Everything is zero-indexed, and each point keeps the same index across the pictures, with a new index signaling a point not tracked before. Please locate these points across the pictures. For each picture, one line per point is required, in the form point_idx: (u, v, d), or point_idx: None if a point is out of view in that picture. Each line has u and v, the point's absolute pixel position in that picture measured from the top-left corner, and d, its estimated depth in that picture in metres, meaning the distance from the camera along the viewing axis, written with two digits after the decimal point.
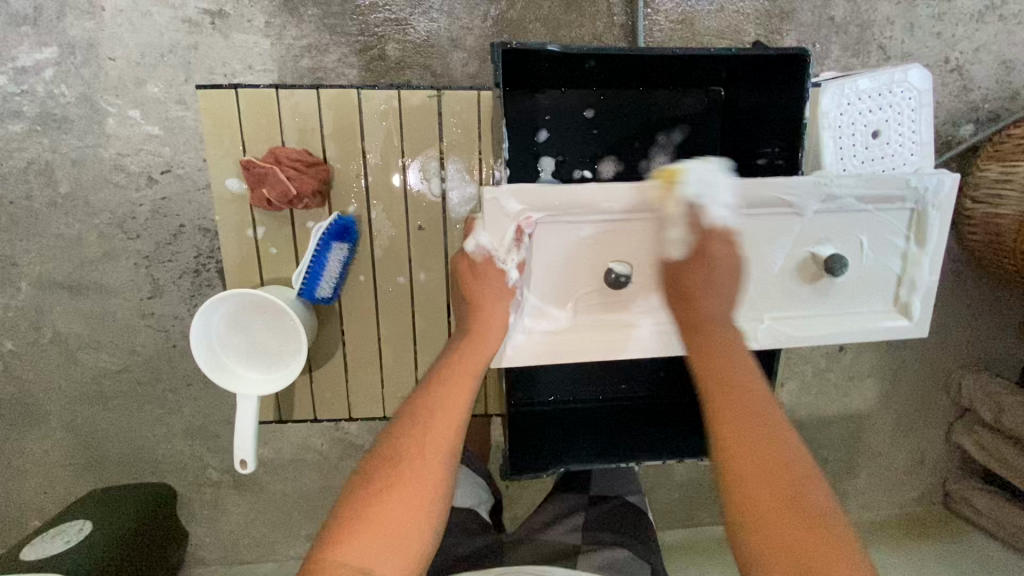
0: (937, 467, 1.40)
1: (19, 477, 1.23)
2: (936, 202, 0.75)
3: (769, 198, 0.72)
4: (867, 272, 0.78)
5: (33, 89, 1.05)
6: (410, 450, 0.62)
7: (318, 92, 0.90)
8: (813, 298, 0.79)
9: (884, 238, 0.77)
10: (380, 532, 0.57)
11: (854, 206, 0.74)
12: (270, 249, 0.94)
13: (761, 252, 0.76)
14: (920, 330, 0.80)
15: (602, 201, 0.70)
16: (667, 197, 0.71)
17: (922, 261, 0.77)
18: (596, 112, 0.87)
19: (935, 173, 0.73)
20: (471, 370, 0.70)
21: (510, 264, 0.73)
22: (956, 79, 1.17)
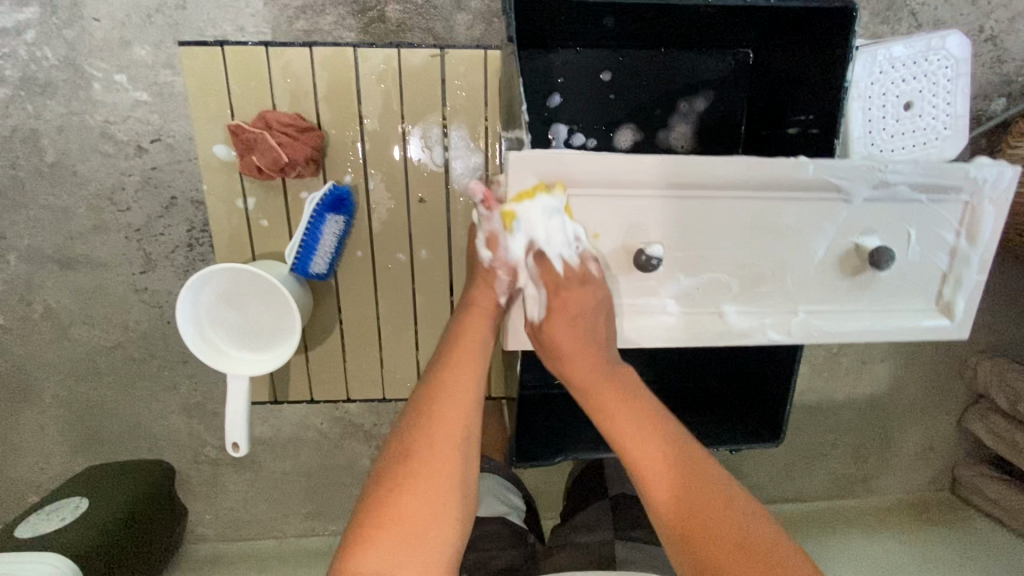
0: (947, 453, 1.38)
1: (15, 452, 1.21)
2: (995, 195, 0.69)
3: (817, 179, 0.66)
4: (913, 269, 0.73)
5: (15, 51, 0.99)
6: (419, 445, 0.59)
7: (312, 51, 0.84)
8: (852, 292, 0.73)
9: (933, 232, 0.71)
10: (398, 541, 0.54)
11: (907, 194, 0.69)
12: (262, 221, 0.90)
13: (804, 238, 0.70)
14: (959, 332, 0.75)
15: (636, 178, 0.64)
16: (707, 176, 0.64)
17: (972, 259, 0.72)
18: (613, 75, 0.82)
19: (994, 164, 0.68)
20: (471, 356, 0.66)
21: (483, 240, 0.70)
22: (990, 50, 1.10)
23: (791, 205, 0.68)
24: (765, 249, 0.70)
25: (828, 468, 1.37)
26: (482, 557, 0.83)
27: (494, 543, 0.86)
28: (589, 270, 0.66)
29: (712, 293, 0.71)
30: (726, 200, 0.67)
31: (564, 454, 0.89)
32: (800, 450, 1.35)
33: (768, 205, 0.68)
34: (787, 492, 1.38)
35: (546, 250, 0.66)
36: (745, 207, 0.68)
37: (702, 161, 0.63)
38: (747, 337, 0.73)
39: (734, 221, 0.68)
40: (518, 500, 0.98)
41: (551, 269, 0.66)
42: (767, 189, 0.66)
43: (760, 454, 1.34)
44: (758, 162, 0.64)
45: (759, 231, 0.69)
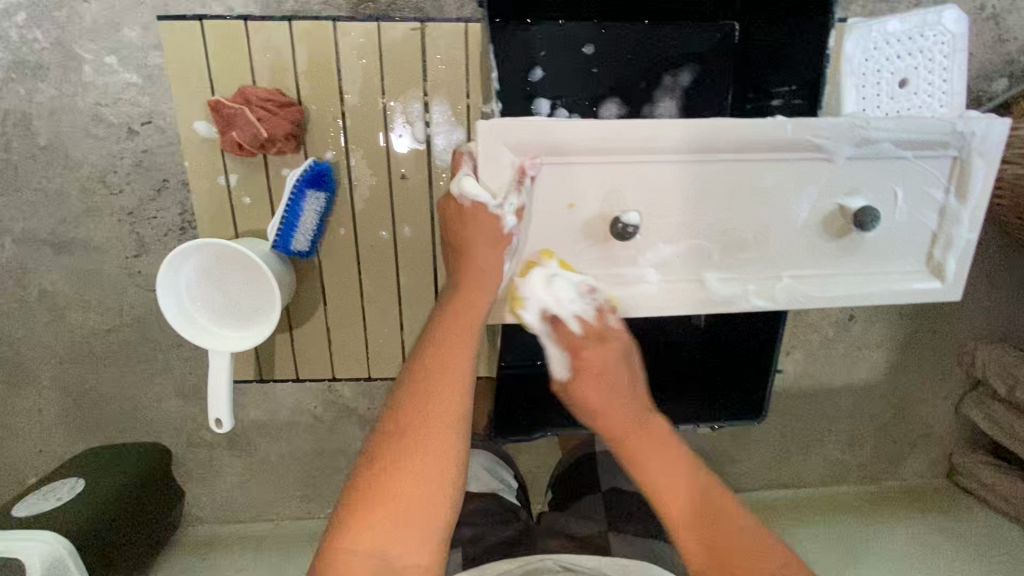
0: (943, 440, 1.37)
1: (14, 434, 1.22)
2: (984, 149, 0.68)
3: (798, 139, 0.66)
4: (901, 229, 0.72)
5: (6, 33, 0.99)
6: (416, 420, 0.59)
7: (291, 25, 0.84)
8: (838, 255, 0.73)
9: (921, 190, 0.71)
10: (394, 512, 0.54)
11: (892, 152, 0.68)
12: (244, 198, 0.90)
13: (786, 200, 0.70)
14: (952, 293, 0.74)
15: (613, 142, 0.64)
16: (693, 135, 0.64)
17: (962, 218, 0.71)
18: (597, 48, 0.81)
19: (981, 118, 0.67)
20: (466, 328, 0.65)
21: (507, 210, 0.65)
22: (992, 29, 1.07)
23: (772, 166, 0.68)
24: (748, 212, 0.70)
25: (823, 454, 1.36)
26: (476, 533, 0.82)
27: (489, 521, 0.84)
28: (607, 323, 0.67)
29: (695, 259, 0.71)
30: (706, 162, 0.67)
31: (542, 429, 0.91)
32: (795, 436, 1.34)
33: (752, 166, 0.68)
34: (782, 478, 1.37)
35: (561, 313, 0.67)
36: (729, 168, 0.68)
37: (680, 123, 0.63)
38: (731, 303, 0.73)
39: (717, 184, 0.68)
40: (510, 477, 0.98)
41: (569, 330, 0.67)
42: (748, 149, 0.66)
43: (754, 440, 1.34)
44: (735, 122, 0.65)
45: (741, 193, 0.69)
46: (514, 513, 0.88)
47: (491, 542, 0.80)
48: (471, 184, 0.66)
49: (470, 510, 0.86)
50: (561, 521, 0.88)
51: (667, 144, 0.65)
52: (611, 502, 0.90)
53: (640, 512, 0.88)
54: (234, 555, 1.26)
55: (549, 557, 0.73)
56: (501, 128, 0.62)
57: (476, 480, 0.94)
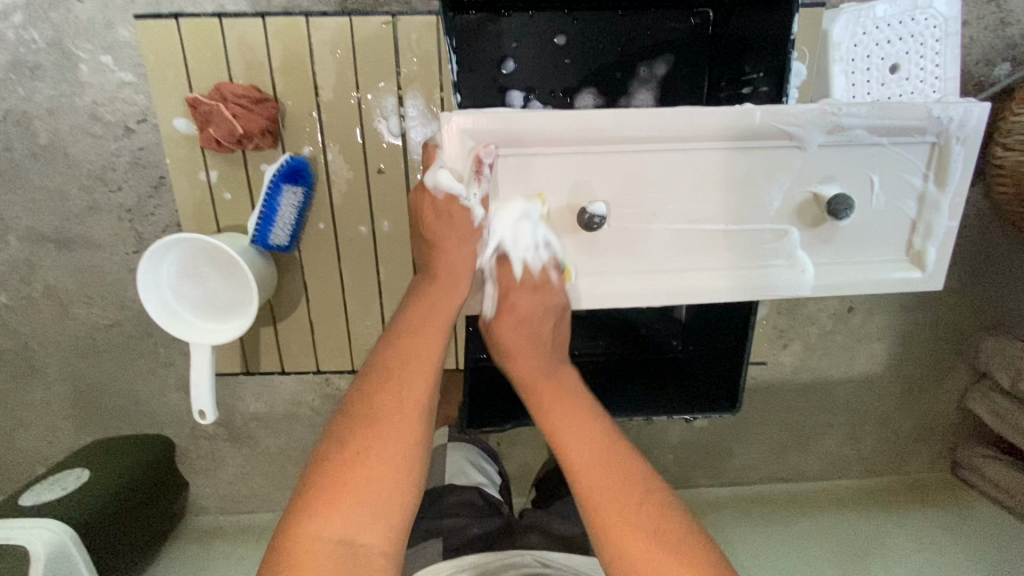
0: (947, 434, 1.34)
1: (24, 426, 1.25)
2: (961, 135, 0.68)
3: (769, 128, 0.66)
4: (878, 217, 0.72)
5: (4, 34, 1.01)
6: (384, 405, 0.59)
7: (265, 21, 0.85)
8: (814, 244, 0.72)
9: (899, 177, 0.70)
10: (357, 497, 0.55)
11: (866, 138, 0.68)
12: (225, 194, 0.92)
13: (758, 190, 0.70)
14: (934, 282, 0.74)
15: (577, 132, 0.64)
16: (665, 123, 0.64)
17: (941, 205, 0.71)
18: (568, 39, 0.80)
19: (961, 102, 0.66)
20: (438, 318, 0.65)
21: (474, 201, 0.66)
22: (993, 12, 1.04)
23: (744, 154, 0.68)
24: (719, 203, 0.70)
25: (823, 447, 1.34)
26: (458, 525, 0.83)
27: (471, 514, 0.85)
28: (549, 278, 0.68)
29: (666, 249, 0.71)
30: (676, 152, 0.67)
31: (513, 420, 0.91)
32: (793, 430, 1.32)
33: (725, 154, 0.68)
34: (781, 472, 1.35)
35: (511, 254, 0.68)
36: (698, 157, 0.68)
37: (685, 111, 0.64)
38: (700, 295, 0.72)
39: (688, 174, 0.68)
40: (494, 473, 0.99)
41: (509, 272, 0.68)
42: (719, 137, 0.66)
43: (752, 434, 1.32)
44: (704, 112, 0.65)
45: (714, 183, 0.69)
46: (497, 508, 0.89)
47: (471, 534, 0.81)
48: (445, 176, 0.65)
49: (452, 502, 0.87)
50: (542, 519, 0.86)
51: (635, 134, 0.65)
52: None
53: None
54: (236, 544, 1.28)
55: (527, 553, 0.75)
56: (461, 121, 0.63)
57: (458, 474, 0.94)
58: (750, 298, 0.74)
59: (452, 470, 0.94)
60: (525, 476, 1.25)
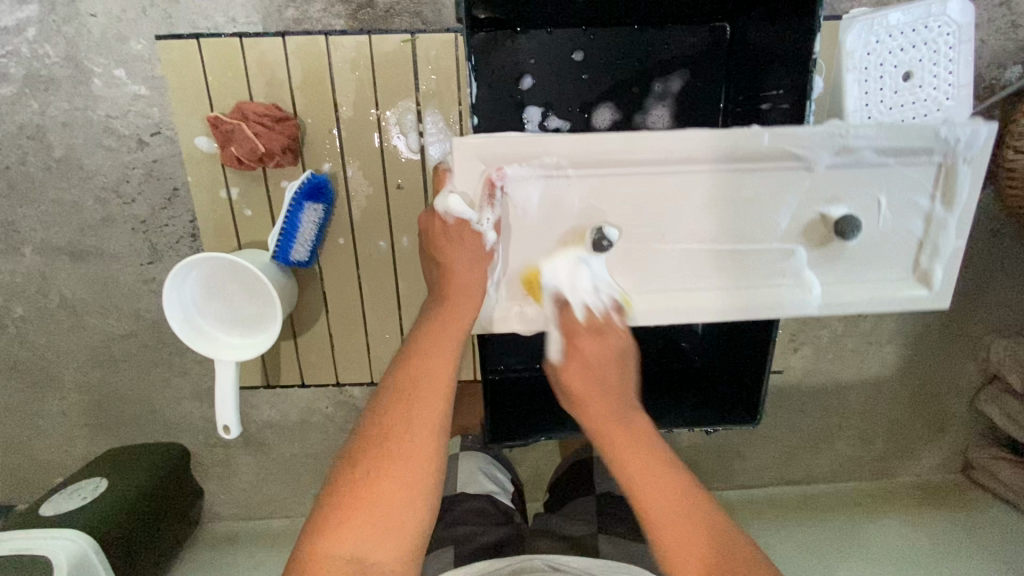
0: (958, 435, 1.34)
1: (41, 435, 1.26)
2: (968, 154, 0.68)
3: (775, 148, 0.66)
4: (885, 237, 0.72)
5: (18, 49, 1.00)
6: (396, 429, 0.59)
7: (285, 39, 0.86)
8: (822, 262, 0.73)
9: (905, 197, 0.71)
10: (369, 519, 0.55)
11: (873, 159, 0.68)
12: (245, 210, 0.93)
13: (765, 211, 0.70)
14: (943, 300, 0.74)
15: (587, 152, 0.65)
16: (675, 146, 0.66)
17: (948, 225, 0.71)
18: (586, 54, 0.82)
19: (968, 122, 0.66)
20: (450, 339, 0.65)
21: (485, 227, 0.68)
22: (1004, 15, 1.04)
23: (751, 175, 0.69)
24: (728, 222, 0.71)
25: (835, 449, 1.34)
26: (471, 533, 0.84)
27: (481, 522, 0.86)
28: (611, 321, 0.68)
29: (674, 267, 0.72)
30: (682, 174, 0.68)
31: (535, 434, 0.92)
32: (805, 433, 1.33)
33: (732, 176, 0.68)
34: (792, 474, 1.36)
35: (573, 298, 0.69)
36: (709, 176, 0.68)
37: (689, 132, 0.65)
38: (708, 314, 0.73)
39: (695, 195, 0.69)
40: (506, 479, 1.00)
41: (573, 315, 0.68)
42: (727, 157, 0.67)
43: (764, 435, 1.33)
44: (712, 133, 0.66)
45: (722, 203, 0.70)
46: (509, 516, 0.89)
47: (482, 542, 0.82)
48: (455, 202, 0.67)
49: (464, 510, 0.88)
50: (554, 521, 0.88)
51: (641, 155, 0.66)
52: (606, 506, 0.90)
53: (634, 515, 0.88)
54: (251, 551, 1.27)
55: (537, 558, 0.75)
56: (472, 146, 0.64)
57: (470, 482, 0.94)
58: (755, 317, 0.75)
59: (464, 478, 0.95)
60: (539, 481, 1.25)
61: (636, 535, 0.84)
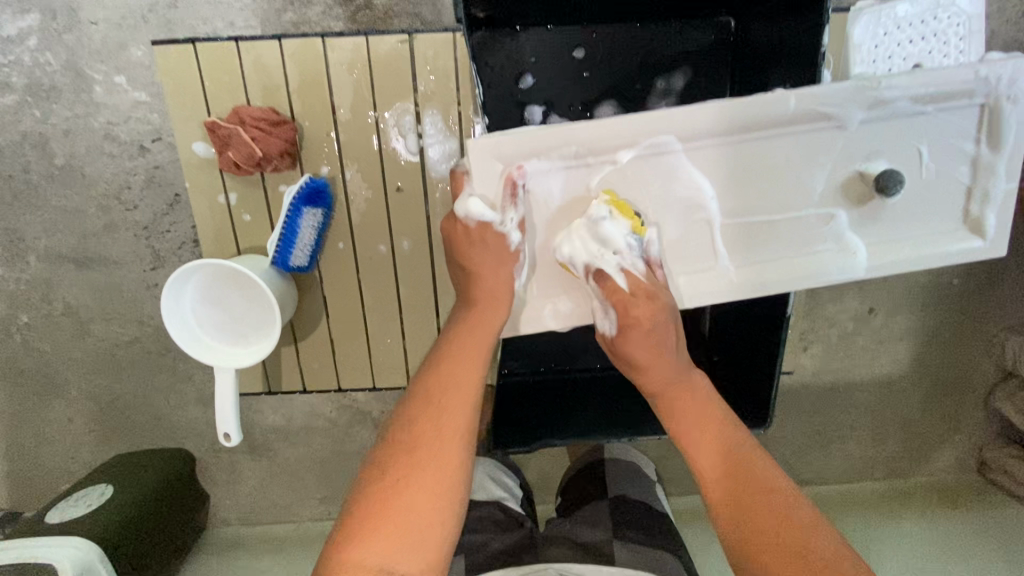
0: (973, 435, 1.31)
1: (48, 443, 1.26)
2: (1011, 92, 0.65)
3: (803, 111, 0.65)
4: (930, 188, 0.70)
5: (20, 58, 1.00)
6: (426, 435, 0.58)
7: (282, 43, 0.85)
8: (864, 224, 0.71)
9: (948, 145, 0.68)
10: (396, 533, 0.54)
11: (910, 109, 0.66)
12: (244, 216, 0.93)
13: (797, 176, 0.69)
14: (998, 247, 0.71)
15: (604, 132, 0.64)
16: (694, 124, 0.65)
17: (997, 167, 0.68)
18: (587, 51, 0.81)
19: (1007, 60, 0.64)
20: (478, 343, 0.64)
21: (509, 226, 0.66)
22: (1016, 4, 1.01)
23: (780, 141, 0.67)
24: (759, 193, 0.69)
25: (846, 448, 1.32)
26: (479, 541, 0.83)
27: (491, 529, 0.85)
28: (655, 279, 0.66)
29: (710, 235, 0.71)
30: (706, 145, 0.67)
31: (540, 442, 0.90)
32: (814, 433, 1.30)
33: (759, 144, 0.67)
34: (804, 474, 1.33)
35: (603, 266, 0.65)
36: (733, 150, 0.67)
37: (709, 104, 0.64)
38: (752, 288, 0.72)
39: (724, 168, 0.68)
40: (515, 487, 0.99)
41: (616, 285, 0.64)
42: (750, 128, 0.66)
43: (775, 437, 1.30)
44: (735, 103, 0.64)
45: (750, 174, 0.69)
46: (519, 522, 0.88)
47: (494, 550, 0.81)
48: (475, 205, 0.65)
49: (474, 517, 0.87)
50: (565, 525, 0.87)
51: (663, 130, 0.65)
52: (618, 510, 0.88)
53: (647, 522, 0.87)
54: (257, 558, 1.26)
55: (550, 568, 0.73)
56: (488, 145, 0.63)
57: (479, 489, 0.94)
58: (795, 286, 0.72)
59: (473, 485, 0.94)
60: (546, 485, 1.24)
61: (650, 541, 0.83)
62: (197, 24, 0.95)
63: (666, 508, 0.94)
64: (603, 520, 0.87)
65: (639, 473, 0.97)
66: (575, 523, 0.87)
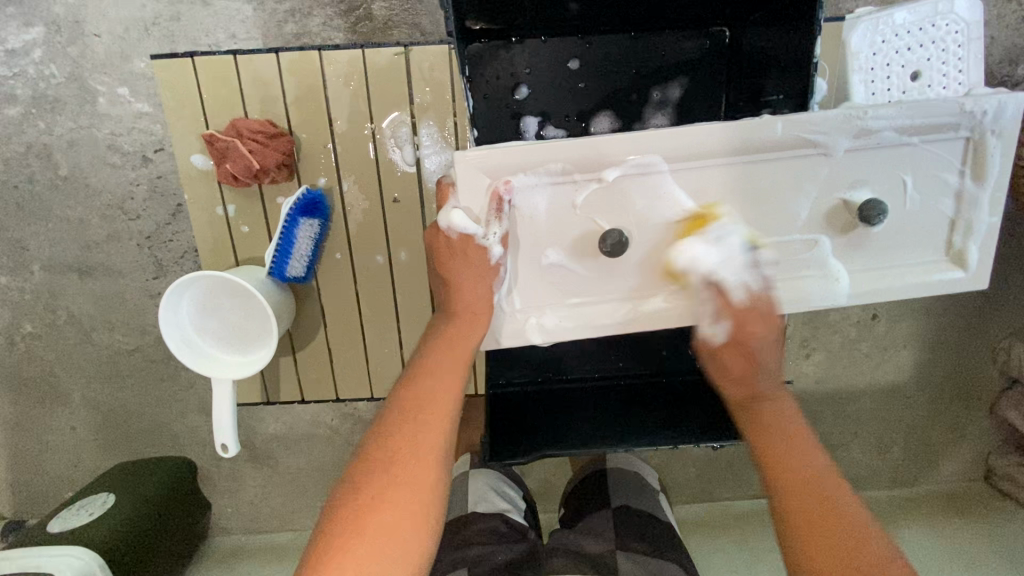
0: (979, 442, 1.29)
1: (51, 451, 1.26)
2: (996, 128, 0.66)
3: (789, 137, 0.65)
4: (913, 219, 0.70)
5: (25, 70, 1.01)
6: (404, 450, 0.59)
7: (279, 55, 0.86)
8: (847, 251, 0.71)
9: (933, 176, 0.68)
10: (372, 551, 0.54)
11: (896, 139, 0.66)
12: (242, 227, 0.93)
13: (783, 201, 0.69)
14: (978, 280, 0.72)
15: (590, 154, 0.64)
16: (680, 146, 0.65)
17: (980, 201, 0.69)
18: (582, 62, 0.81)
19: (993, 95, 0.65)
20: (458, 355, 0.66)
21: (492, 241, 0.67)
22: (1015, 11, 1.01)
23: (765, 166, 0.67)
24: (743, 216, 0.69)
25: (849, 456, 1.31)
26: (482, 553, 0.82)
27: (493, 541, 0.84)
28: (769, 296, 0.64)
29: None
30: (693, 168, 0.66)
31: (532, 453, 0.87)
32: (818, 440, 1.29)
33: (745, 168, 0.67)
34: None
35: (726, 280, 0.64)
36: (718, 172, 0.67)
37: (695, 128, 0.64)
38: None
39: (710, 192, 0.67)
40: (518, 498, 0.98)
41: (732, 299, 0.63)
42: (735, 151, 0.66)
43: None
44: (720, 128, 0.65)
45: (736, 197, 0.68)
46: (521, 532, 0.88)
47: (495, 563, 0.80)
48: (459, 217, 0.66)
49: (475, 530, 0.86)
50: (567, 537, 0.86)
51: (649, 151, 0.65)
52: (621, 520, 0.88)
53: (650, 531, 0.86)
54: (257, 566, 1.26)
55: None
56: (474, 159, 0.63)
57: (480, 501, 0.93)
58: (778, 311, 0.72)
59: (474, 497, 0.93)
60: (548, 493, 1.23)
61: (653, 549, 0.82)
62: (197, 37, 0.96)
63: (669, 515, 0.94)
64: (606, 531, 0.86)
65: (642, 482, 0.97)
66: (577, 533, 0.87)
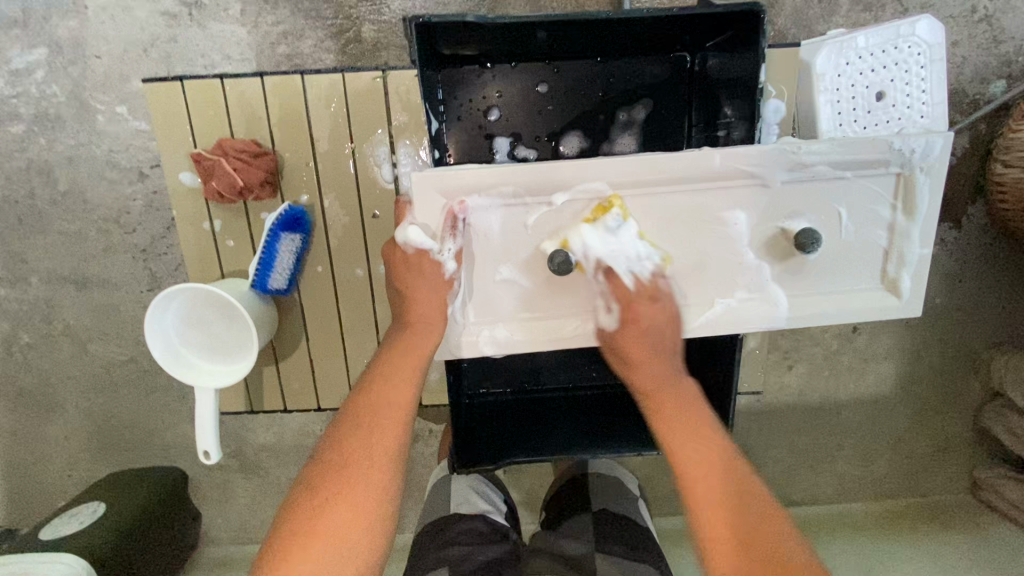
0: (964, 454, 1.30)
1: (46, 460, 1.28)
2: (925, 164, 0.69)
3: (730, 168, 0.68)
4: (847, 248, 0.73)
5: (27, 90, 1.05)
6: (357, 455, 0.61)
7: (263, 79, 0.91)
8: (786, 276, 0.74)
9: (866, 208, 0.72)
10: (322, 553, 0.56)
11: (829, 173, 0.70)
12: (228, 242, 0.97)
13: (722, 227, 0.72)
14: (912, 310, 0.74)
15: (539, 181, 0.67)
16: (624, 177, 0.68)
17: (911, 235, 0.72)
18: (550, 87, 0.85)
19: (921, 135, 0.68)
20: (410, 366, 0.67)
21: (445, 257, 0.69)
22: (985, 31, 1.04)
23: (705, 196, 0.70)
24: (683, 241, 0.72)
25: (834, 468, 1.32)
26: (464, 553, 0.82)
27: (475, 540, 0.85)
28: (658, 286, 0.69)
29: None
30: (639, 196, 0.70)
31: (504, 460, 0.92)
32: (802, 453, 1.30)
33: (686, 196, 0.70)
34: (794, 494, 1.33)
35: (614, 267, 0.68)
36: (660, 200, 0.70)
37: (641, 157, 0.67)
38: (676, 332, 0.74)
39: (653, 218, 0.71)
40: (500, 501, 0.99)
41: (621, 285, 0.68)
42: (676, 180, 0.69)
43: (762, 455, 1.31)
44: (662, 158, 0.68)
45: (678, 223, 0.71)
46: (503, 534, 0.89)
47: (477, 561, 0.80)
48: (414, 232, 0.68)
49: (458, 531, 0.87)
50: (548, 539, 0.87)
51: (597, 178, 0.68)
52: (601, 523, 0.89)
53: (629, 534, 0.88)
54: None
55: None
56: (430, 178, 0.66)
57: (463, 502, 0.94)
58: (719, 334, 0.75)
59: (457, 499, 0.94)
60: (534, 503, 1.24)
61: (632, 553, 0.84)
62: (192, 60, 1.00)
63: (648, 520, 0.96)
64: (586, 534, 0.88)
65: (622, 488, 0.98)
66: (557, 535, 0.88)
